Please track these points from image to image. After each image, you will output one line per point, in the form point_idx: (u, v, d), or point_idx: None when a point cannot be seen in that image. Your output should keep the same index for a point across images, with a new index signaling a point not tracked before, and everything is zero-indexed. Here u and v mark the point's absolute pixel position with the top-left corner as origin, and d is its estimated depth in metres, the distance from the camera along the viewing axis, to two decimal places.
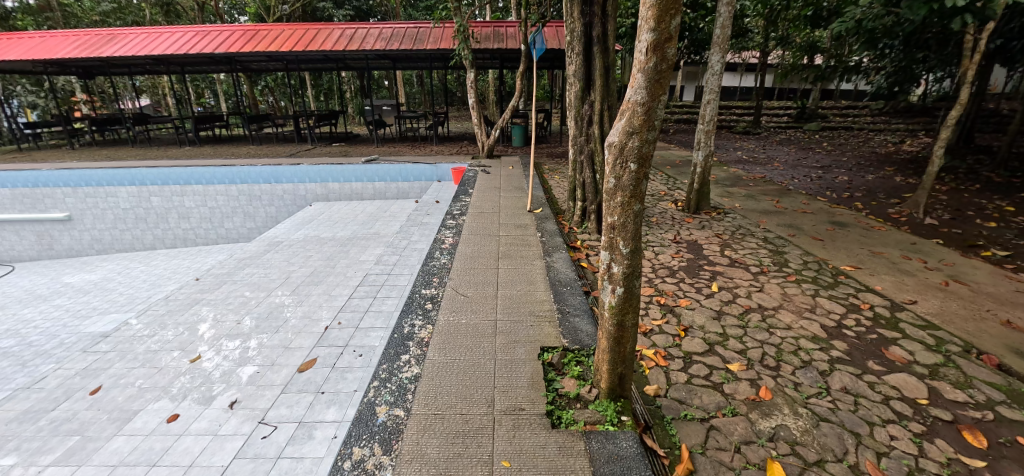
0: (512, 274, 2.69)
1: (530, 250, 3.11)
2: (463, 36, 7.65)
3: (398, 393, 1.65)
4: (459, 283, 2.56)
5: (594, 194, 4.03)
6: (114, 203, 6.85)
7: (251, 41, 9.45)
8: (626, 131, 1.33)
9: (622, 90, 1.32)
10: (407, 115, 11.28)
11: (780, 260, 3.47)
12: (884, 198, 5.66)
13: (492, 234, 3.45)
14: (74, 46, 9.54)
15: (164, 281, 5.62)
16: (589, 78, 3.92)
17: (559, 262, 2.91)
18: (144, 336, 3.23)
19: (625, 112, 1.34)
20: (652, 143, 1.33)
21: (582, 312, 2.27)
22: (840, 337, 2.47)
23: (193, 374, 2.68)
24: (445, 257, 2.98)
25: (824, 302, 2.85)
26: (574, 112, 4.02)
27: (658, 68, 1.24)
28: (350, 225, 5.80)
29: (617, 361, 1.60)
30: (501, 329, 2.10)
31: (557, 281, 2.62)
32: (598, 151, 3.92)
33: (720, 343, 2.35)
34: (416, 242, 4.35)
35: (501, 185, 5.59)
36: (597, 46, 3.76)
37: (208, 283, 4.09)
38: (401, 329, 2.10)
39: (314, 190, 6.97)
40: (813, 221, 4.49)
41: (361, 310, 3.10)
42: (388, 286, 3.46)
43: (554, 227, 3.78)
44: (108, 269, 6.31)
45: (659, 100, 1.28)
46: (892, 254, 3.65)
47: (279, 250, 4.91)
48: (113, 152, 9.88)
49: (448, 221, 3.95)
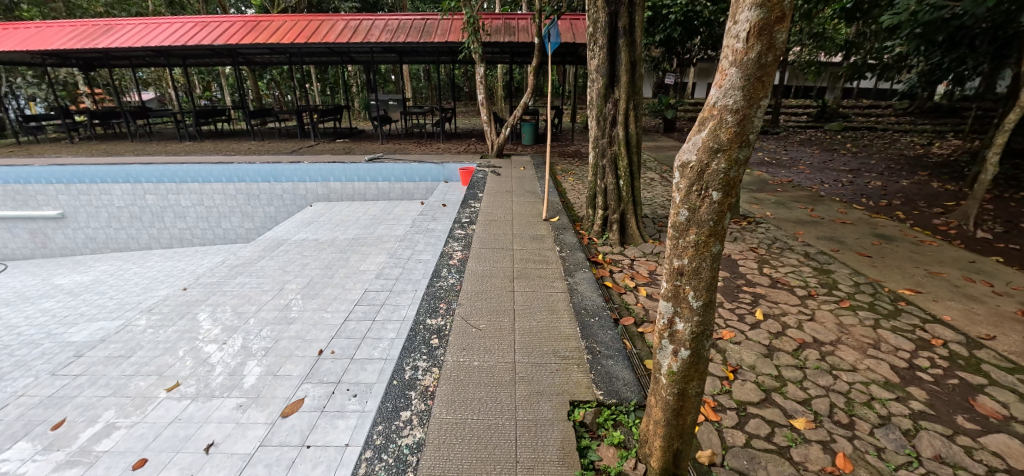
0: (530, 300, 2.34)
1: (549, 269, 2.75)
2: (472, 28, 7.25)
3: (397, 469, 1.30)
4: (470, 312, 2.20)
5: (617, 202, 3.66)
6: (108, 201, 6.59)
7: (252, 32, 9.12)
8: (709, 148, 0.96)
9: (705, 92, 0.96)
10: (413, 111, 10.96)
11: (829, 282, 3.08)
12: (925, 206, 5.23)
13: (505, 248, 3.10)
14: (69, 37, 9.30)
15: (157, 285, 5.33)
16: (613, 74, 3.53)
17: (582, 285, 2.56)
18: (119, 358, 2.92)
19: (706, 121, 0.98)
20: (742, 166, 0.96)
21: (616, 353, 1.92)
22: (916, 383, 2.09)
23: (169, 407, 2.36)
24: (452, 276, 2.62)
25: (887, 336, 2.47)
26: (595, 112, 3.60)
27: (764, 60, 0.86)
28: (352, 227, 5.49)
29: (674, 436, 1.25)
30: (521, 375, 1.75)
31: (583, 309, 2.27)
32: (622, 154, 3.58)
33: (778, 390, 1.98)
34: (421, 252, 4.00)
35: (512, 188, 5.24)
36: (623, 39, 3.39)
37: (195, 293, 3.77)
38: (402, 373, 1.76)
39: (315, 190, 6.66)
40: (856, 234, 4.09)
41: (359, 333, 2.79)
42: (389, 306, 3.13)
43: (572, 238, 3.41)
44: (101, 270, 6.04)
45: (759, 105, 0.90)
46: (951, 275, 3.24)
47: (274, 256, 4.58)
48: (112, 147, 9.62)
49: (457, 230, 3.58)
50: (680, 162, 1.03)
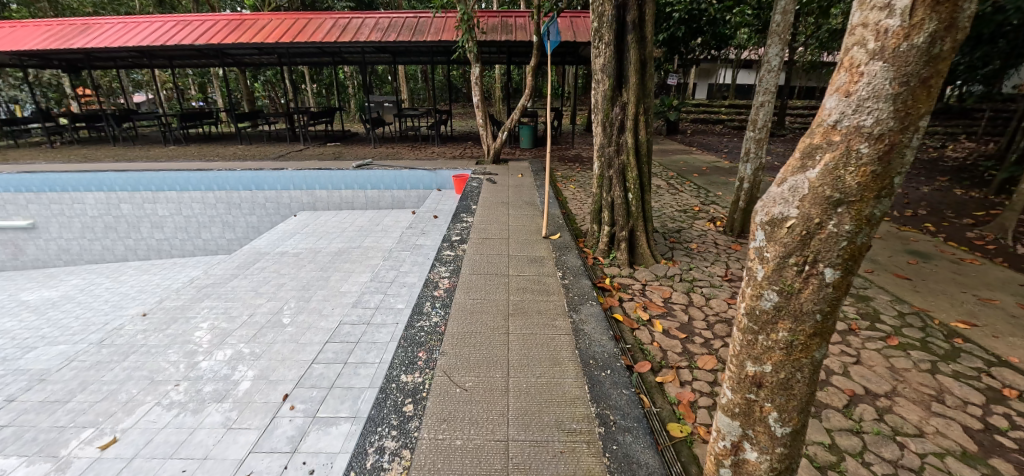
0: (529, 345, 1.96)
1: (550, 302, 2.37)
2: (466, 26, 6.82)
3: None
4: (455, 365, 1.80)
5: (625, 218, 3.26)
6: (81, 210, 6.21)
7: (236, 31, 8.72)
8: (825, 198, 0.57)
9: (819, 101, 0.59)
10: (408, 113, 10.61)
11: (869, 314, 2.69)
12: (953, 216, 4.87)
13: (498, 275, 2.71)
14: (44, 36, 8.91)
15: (127, 303, 4.93)
16: (620, 74, 3.15)
17: (590, 324, 2.16)
18: (55, 404, 2.51)
19: (819, 149, 0.59)
20: (875, 228, 0.58)
21: (635, 423, 1.53)
22: (999, 452, 1.70)
23: (99, 471, 1.95)
24: (436, 313, 2.22)
25: (950, 384, 2.09)
26: (601, 116, 3.21)
27: (940, 48, 0.49)
28: (336, 239, 5.09)
29: None
30: (518, 461, 1.36)
31: (591, 359, 1.87)
32: (631, 165, 3.20)
33: (836, 467, 1.59)
34: (407, 274, 3.61)
35: (509, 198, 4.84)
36: (633, 34, 3.01)
37: (154, 321, 3.35)
38: (363, 460, 1.35)
39: (299, 198, 6.26)
40: (887, 250, 3.70)
41: (329, 380, 2.41)
42: (364, 345, 2.73)
43: (576, 261, 3.02)
44: (72, 285, 5.61)
45: (920, 126, 0.53)
46: (1006, 303, 2.85)
47: (249, 274, 4.17)
48: (92, 152, 9.21)
49: (445, 250, 3.17)
50: (765, 214, 0.65)
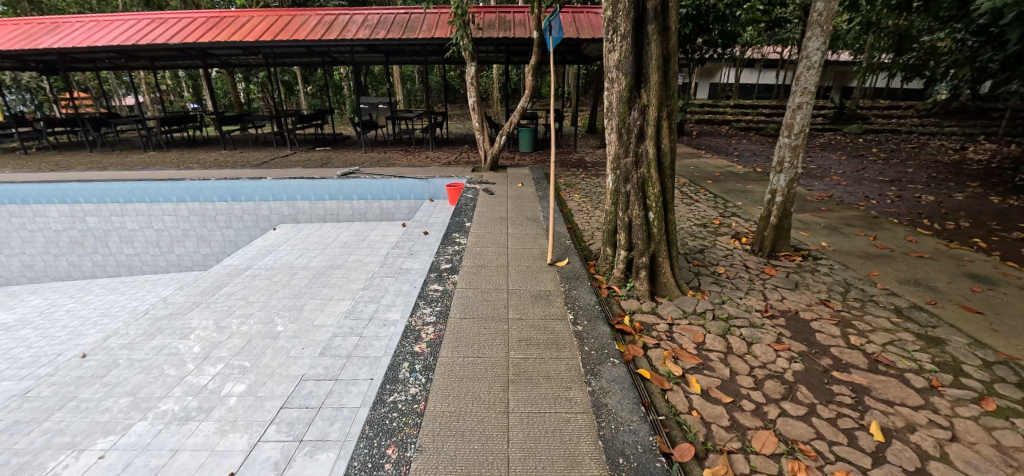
0: (537, 434, 1.45)
1: (561, 360, 1.89)
2: (461, 22, 6.32)
3: None
4: (435, 468, 1.29)
5: (645, 242, 2.78)
6: (44, 224, 5.74)
7: (215, 29, 8.24)
8: None
9: None
10: (402, 115, 10.15)
11: (948, 364, 2.17)
12: (1002, 229, 4.34)
13: (496, 320, 2.23)
14: (11, 36, 8.42)
15: (85, 327, 4.42)
16: (640, 72, 2.67)
17: (614, 396, 1.66)
18: None
19: None
20: None
21: None
22: None
23: None
24: (416, 381, 1.73)
25: None
26: (616, 122, 2.75)
27: None
28: (316, 257, 4.58)
29: None
30: None
31: (622, 456, 1.35)
32: (652, 179, 2.72)
33: None
34: (389, 309, 3.12)
35: (507, 214, 4.36)
36: (654, 24, 2.52)
37: (91, 367, 2.83)
38: None
39: (279, 209, 5.79)
40: (944, 275, 3.19)
41: (276, 468, 1.75)
42: (329, 413, 2.12)
43: (589, 295, 2.55)
44: (30, 306, 5.06)
45: None
46: None
47: (214, 302, 3.67)
48: (66, 159, 8.69)
49: (431, 284, 2.68)
50: None
